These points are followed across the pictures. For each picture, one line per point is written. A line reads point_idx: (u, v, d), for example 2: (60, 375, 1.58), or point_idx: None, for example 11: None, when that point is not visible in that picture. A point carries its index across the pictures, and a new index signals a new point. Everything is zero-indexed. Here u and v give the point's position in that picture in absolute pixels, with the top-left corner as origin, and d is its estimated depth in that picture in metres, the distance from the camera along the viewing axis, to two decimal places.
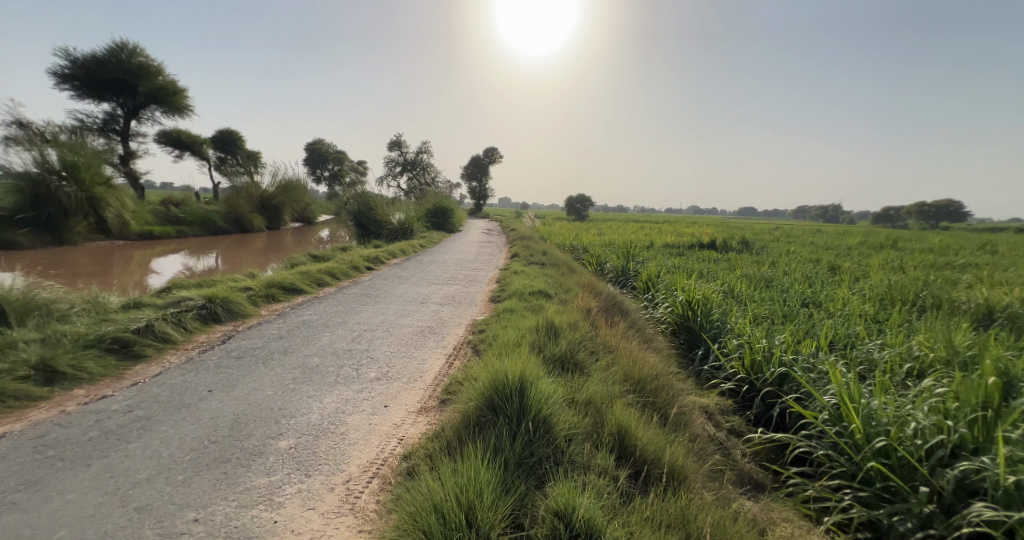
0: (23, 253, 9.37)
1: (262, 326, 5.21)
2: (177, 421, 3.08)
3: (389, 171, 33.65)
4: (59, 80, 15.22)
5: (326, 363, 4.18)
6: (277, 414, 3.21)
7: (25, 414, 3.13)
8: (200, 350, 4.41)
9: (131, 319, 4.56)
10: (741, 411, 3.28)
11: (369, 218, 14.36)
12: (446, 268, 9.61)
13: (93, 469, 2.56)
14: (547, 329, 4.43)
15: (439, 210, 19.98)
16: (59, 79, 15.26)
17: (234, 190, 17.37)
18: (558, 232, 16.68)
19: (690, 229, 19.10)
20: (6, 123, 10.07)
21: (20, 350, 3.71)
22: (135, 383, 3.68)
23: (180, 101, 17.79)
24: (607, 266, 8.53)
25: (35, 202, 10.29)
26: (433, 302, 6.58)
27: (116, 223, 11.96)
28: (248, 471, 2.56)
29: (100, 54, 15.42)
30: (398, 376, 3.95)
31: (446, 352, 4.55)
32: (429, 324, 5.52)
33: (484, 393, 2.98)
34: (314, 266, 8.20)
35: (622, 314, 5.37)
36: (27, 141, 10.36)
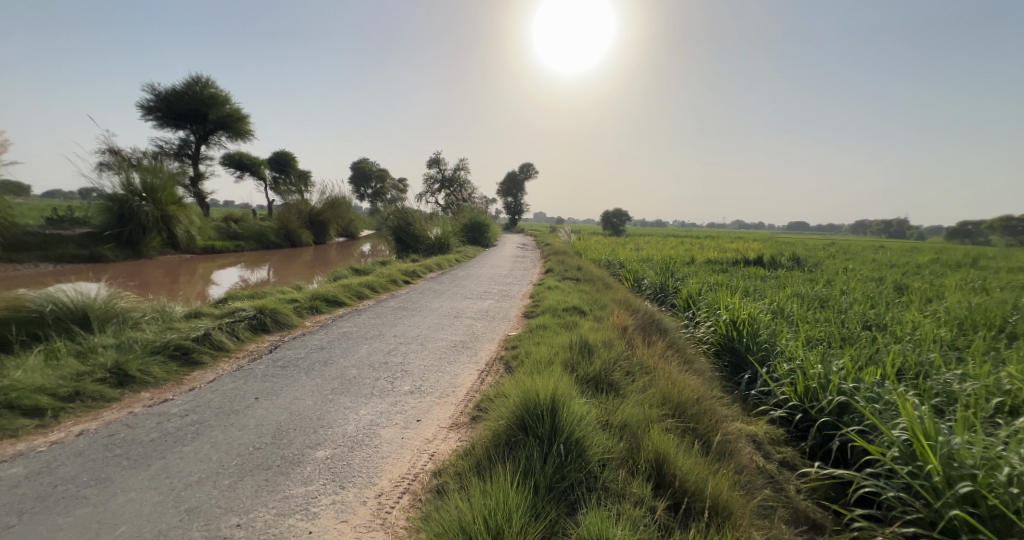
0: (105, 266, 10.26)
1: (305, 337, 5.37)
2: (226, 427, 3.18)
3: (429, 188, 34.52)
4: (144, 111, 16.78)
5: (362, 375, 4.23)
6: (315, 424, 3.25)
7: (99, 414, 3.33)
8: (250, 359, 4.58)
9: (191, 327, 4.81)
10: (794, 442, 3.02)
11: (408, 233, 14.74)
12: (480, 283, 9.65)
13: (152, 470, 2.66)
14: (581, 348, 4.31)
15: (476, 225, 20.22)
16: (144, 111, 16.82)
17: (285, 207, 18.33)
18: (593, 247, 16.49)
19: (737, 244, 18.24)
20: (101, 150, 10.99)
21: (98, 355, 3.98)
22: (192, 388, 3.85)
23: (244, 127, 19.06)
24: (645, 282, 8.29)
25: (120, 220, 11.27)
26: (467, 317, 6.58)
27: (185, 238, 12.86)
28: (287, 480, 2.58)
29: (178, 87, 16.84)
30: (431, 391, 3.93)
31: (478, 368, 4.50)
32: (464, 338, 5.51)
33: (515, 410, 2.91)
34: (356, 280, 8.46)
35: (661, 333, 5.14)
36: (117, 165, 11.22)
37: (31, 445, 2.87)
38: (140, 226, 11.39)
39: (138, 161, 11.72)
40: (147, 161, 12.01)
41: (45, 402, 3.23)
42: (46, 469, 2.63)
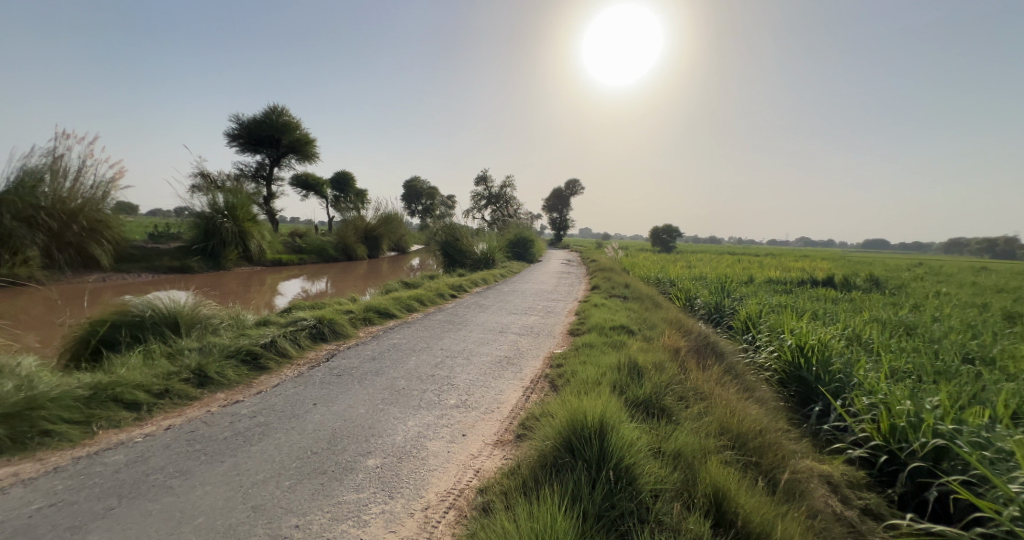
0: (189, 276, 11.23)
1: (359, 347, 5.53)
2: (287, 430, 3.29)
3: (475, 205, 35.22)
4: (229, 139, 18.57)
5: (410, 386, 4.26)
6: (366, 432, 3.29)
7: (183, 411, 3.58)
8: (309, 366, 4.76)
9: (260, 333, 5.10)
10: (880, 488, 2.68)
11: (455, 248, 15.03)
12: (524, 299, 9.60)
13: (224, 466, 2.79)
14: (630, 370, 4.12)
15: (520, 241, 20.30)
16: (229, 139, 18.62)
17: (342, 223, 19.36)
18: (641, 264, 16.00)
19: (801, 263, 16.96)
20: (193, 174, 12.17)
21: (183, 357, 4.30)
22: (260, 391, 4.05)
23: (312, 150, 20.31)
24: (698, 301, 7.90)
25: (206, 235, 12.40)
26: (511, 332, 6.53)
27: (257, 251, 13.84)
28: (340, 485, 2.61)
29: (258, 116, 18.52)
30: (476, 405, 3.88)
31: (523, 385, 4.40)
32: (508, 354, 5.44)
33: (562, 431, 2.80)
34: (406, 293, 8.68)
35: (717, 357, 4.82)
36: (205, 187, 12.38)
37: (129, 436, 3.13)
38: (221, 241, 12.48)
39: (223, 184, 12.90)
40: (229, 183, 13.18)
41: (140, 398, 3.53)
42: (139, 459, 2.84)
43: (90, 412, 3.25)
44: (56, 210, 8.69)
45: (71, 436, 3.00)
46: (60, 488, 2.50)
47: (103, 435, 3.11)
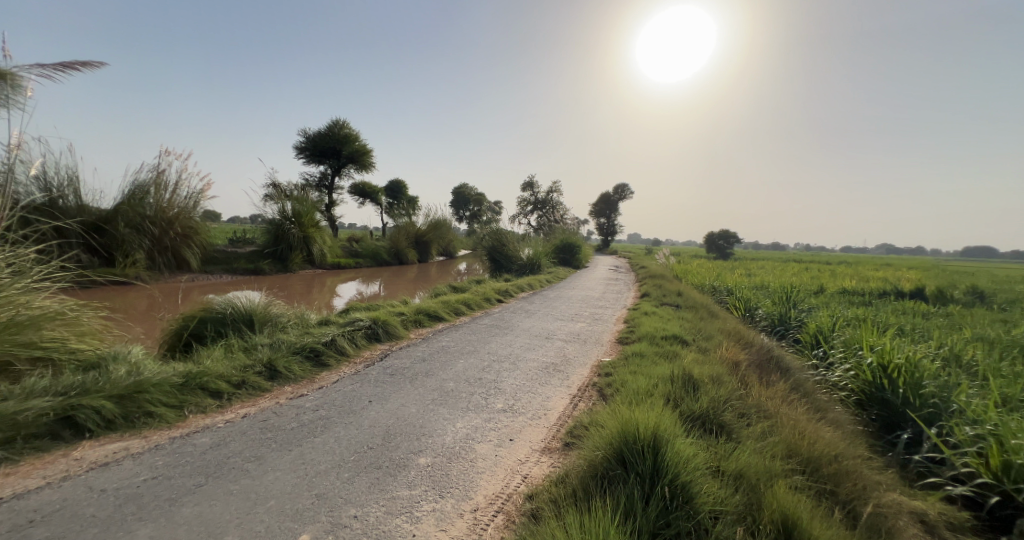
0: (262, 277, 12.17)
1: (409, 348, 5.69)
2: (346, 425, 3.43)
3: (522, 211, 35.41)
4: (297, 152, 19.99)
5: (459, 388, 4.31)
6: (418, 431, 3.36)
7: (257, 402, 3.84)
8: (365, 365, 4.95)
9: (322, 332, 5.38)
10: (988, 533, 2.35)
11: (502, 253, 15.16)
12: (572, 305, 9.47)
13: (292, 454, 2.95)
14: (684, 382, 3.93)
15: (567, 246, 20.12)
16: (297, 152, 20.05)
17: (394, 228, 20.16)
18: (695, 271, 15.32)
19: (878, 273, 15.41)
20: (266, 184, 13.19)
21: (257, 352, 4.62)
22: (322, 386, 4.26)
23: (369, 160, 21.30)
24: (759, 312, 7.41)
25: (275, 240, 13.38)
26: (558, 339, 6.45)
27: (319, 255, 14.69)
28: (394, 481, 2.67)
29: (322, 130, 19.79)
30: (523, 411, 3.86)
31: (571, 393, 4.32)
32: (556, 360, 5.37)
33: (612, 442, 2.70)
34: (454, 297, 8.85)
35: (782, 373, 4.48)
36: (277, 196, 13.38)
37: (213, 421, 3.41)
38: (289, 245, 13.45)
39: (292, 193, 13.85)
40: (297, 192, 14.12)
41: (223, 387, 3.84)
42: (221, 442, 3.08)
43: (183, 397, 3.58)
44: (157, 218, 9.72)
45: (169, 418, 3.33)
46: (160, 463, 2.78)
47: (193, 419, 3.42)
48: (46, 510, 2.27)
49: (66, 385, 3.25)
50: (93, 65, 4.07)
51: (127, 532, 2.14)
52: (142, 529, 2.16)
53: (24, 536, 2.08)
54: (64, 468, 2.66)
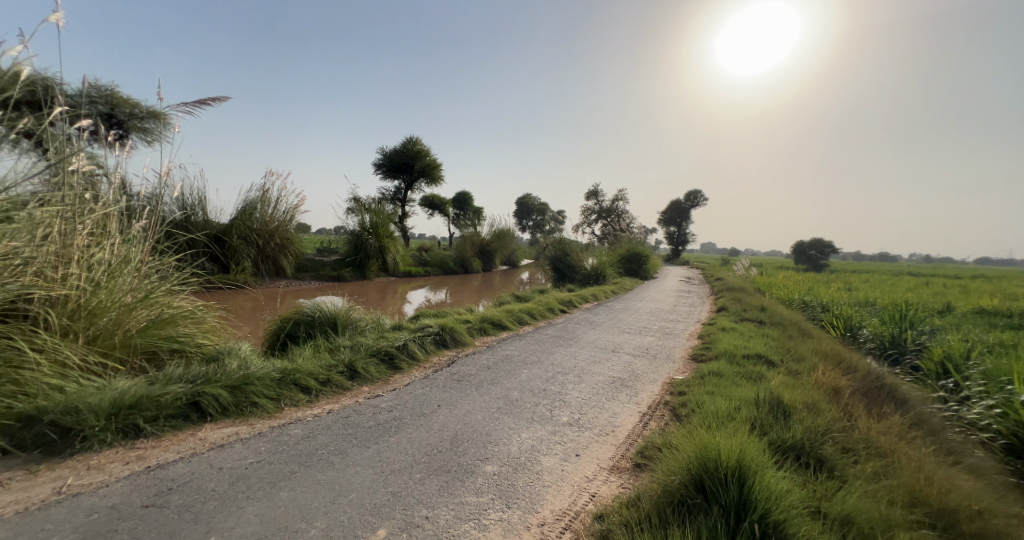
0: (343, 284, 13.15)
1: (475, 355, 5.78)
2: (417, 427, 3.55)
3: (587, 219, 34.97)
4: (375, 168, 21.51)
5: (523, 398, 4.29)
6: (485, 439, 3.38)
7: (339, 399, 4.11)
8: (434, 370, 5.11)
9: (395, 337, 5.65)
10: None
11: (566, 263, 15.04)
12: (639, 317, 9.10)
13: (370, 451, 3.11)
14: (771, 408, 3.58)
15: (635, 256, 19.45)
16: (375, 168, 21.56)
17: (461, 238, 20.83)
18: (782, 284, 14.01)
19: (1019, 289, 13.02)
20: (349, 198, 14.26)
21: (340, 353, 4.96)
22: (395, 388, 4.47)
23: (439, 174, 22.25)
24: (864, 333, 6.57)
25: (355, 250, 14.44)
26: (625, 353, 6.21)
27: (393, 264, 15.56)
28: (462, 486, 2.71)
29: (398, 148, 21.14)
30: (589, 426, 3.74)
31: (640, 410, 4.12)
32: (623, 376, 5.16)
33: (689, 467, 2.53)
34: (517, 306, 8.89)
35: (897, 405, 3.91)
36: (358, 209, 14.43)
37: (304, 414, 3.71)
38: (366, 254, 14.41)
39: (371, 206, 14.88)
40: (375, 205, 15.10)
41: (312, 383, 4.16)
42: (311, 434, 3.33)
43: (280, 390, 3.93)
44: (261, 231, 10.91)
45: (269, 409, 3.67)
46: (263, 448, 3.07)
47: (288, 411, 3.75)
48: (180, 480, 2.61)
49: (192, 375, 3.74)
50: (218, 97, 4.73)
51: (238, 508, 2.37)
52: (250, 507, 2.38)
53: (165, 501, 2.40)
54: (191, 446, 3.03)
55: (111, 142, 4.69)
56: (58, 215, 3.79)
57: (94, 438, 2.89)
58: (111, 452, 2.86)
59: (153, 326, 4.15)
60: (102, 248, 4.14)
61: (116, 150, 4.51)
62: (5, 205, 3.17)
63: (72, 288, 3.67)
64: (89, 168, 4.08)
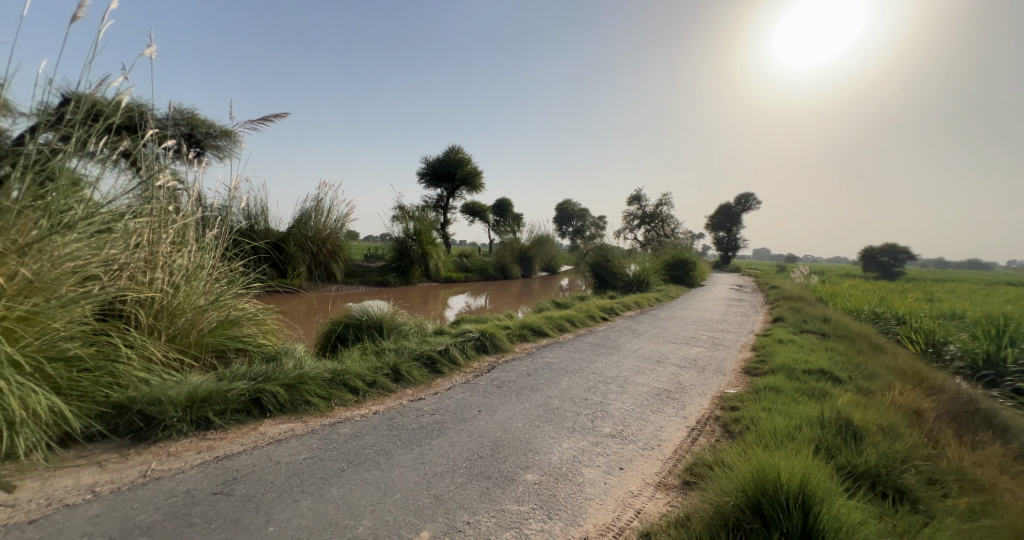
0: (388, 289, 13.57)
1: (515, 361, 5.76)
2: (459, 431, 3.57)
3: (629, 225, 34.24)
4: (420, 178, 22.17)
5: (564, 407, 4.22)
6: (526, 446, 3.34)
7: (385, 401, 4.22)
8: (475, 375, 5.14)
9: (437, 341, 5.74)
10: None
11: (607, 270, 14.77)
12: (686, 327, 8.74)
13: (414, 453, 3.16)
14: (838, 430, 3.30)
15: (681, 263, 18.78)
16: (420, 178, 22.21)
17: (501, 244, 20.99)
18: (845, 292, 13.04)
19: None
20: (395, 207, 14.74)
21: (386, 355, 5.10)
22: (437, 392, 4.53)
23: (480, 181, 22.52)
24: (950, 350, 5.94)
25: (400, 255, 14.87)
26: (671, 363, 5.97)
27: (436, 270, 15.89)
28: (503, 493, 2.68)
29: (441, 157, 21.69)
30: (634, 439, 3.61)
31: (688, 425, 3.94)
32: (670, 387, 4.95)
33: (746, 489, 2.38)
34: (557, 312, 8.80)
35: (993, 433, 3.50)
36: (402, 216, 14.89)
37: (352, 414, 3.83)
38: (410, 260, 14.82)
39: (415, 214, 15.33)
40: (419, 213, 15.53)
41: (360, 384, 4.29)
42: (359, 434, 3.44)
43: (331, 390, 4.09)
44: (315, 238, 11.47)
45: (321, 408, 3.82)
46: (315, 445, 3.19)
47: (338, 410, 3.89)
48: (243, 471, 2.76)
49: (255, 373, 3.97)
50: (282, 114, 5.07)
51: (294, 501, 2.47)
52: (304, 501, 2.47)
53: (230, 490, 2.54)
54: (253, 439, 3.20)
55: (193, 160, 5.13)
56: (149, 226, 4.18)
57: (173, 428, 3.12)
58: (185, 441, 3.08)
59: (222, 327, 4.45)
60: (182, 254, 4.50)
61: (194, 166, 4.92)
62: (108, 218, 3.49)
63: (157, 290, 4.02)
64: (173, 183, 4.48)
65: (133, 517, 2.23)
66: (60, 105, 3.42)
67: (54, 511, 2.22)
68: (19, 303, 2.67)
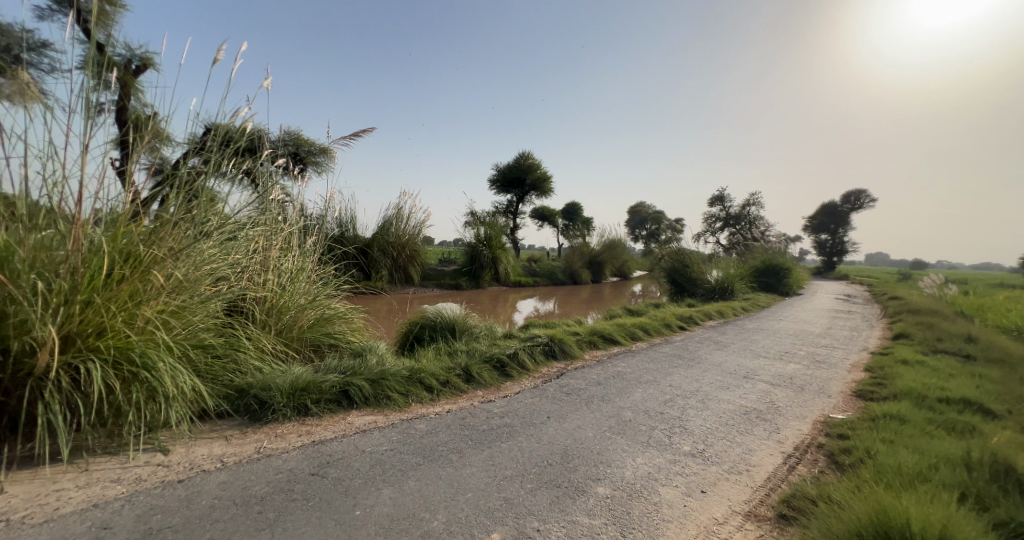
0: (460, 292, 14.14)
1: (585, 369, 5.75)
2: (528, 436, 3.67)
3: (710, 228, 32.31)
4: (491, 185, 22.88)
5: (637, 420, 4.14)
6: (596, 458, 3.34)
7: (457, 400, 4.45)
8: (544, 380, 5.22)
9: (506, 345, 5.91)
10: None
11: (686, 277, 14.10)
12: (782, 340, 8.06)
13: (485, 454, 3.32)
14: (994, 476, 2.88)
15: (773, 269, 17.32)
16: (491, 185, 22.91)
17: (570, 249, 20.93)
18: (992, 306, 11.11)
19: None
20: (466, 214, 15.37)
21: (459, 357, 5.36)
22: (505, 395, 4.68)
23: (549, 186, 22.59)
24: None
25: (471, 260, 15.44)
26: (761, 380, 5.57)
27: (505, 274, 16.24)
28: (573, 504, 2.70)
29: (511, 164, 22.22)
30: (717, 461, 3.42)
31: (784, 451, 3.62)
32: (760, 407, 4.62)
33: (862, 532, 2.18)
34: (630, 320, 8.60)
35: None
36: (472, 222, 15.49)
37: (427, 411, 4.09)
38: (481, 264, 15.33)
39: (484, 220, 15.90)
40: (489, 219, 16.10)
41: (434, 383, 4.57)
42: (433, 430, 3.68)
43: (409, 387, 4.40)
44: (396, 244, 12.28)
45: (399, 403, 4.13)
46: (395, 438, 3.47)
47: (415, 407, 4.17)
48: (334, 456, 3.09)
49: (343, 367, 4.40)
50: (369, 130, 5.55)
51: (376, 489, 2.72)
52: (385, 490, 2.71)
53: (324, 472, 2.87)
54: (343, 428, 3.56)
55: (298, 175, 5.82)
56: (264, 233, 4.83)
57: (279, 411, 3.57)
58: (289, 424, 3.51)
59: (318, 324, 4.99)
60: (287, 258, 5.12)
61: (297, 181, 5.59)
62: (233, 228, 4.07)
63: (268, 290, 4.62)
64: (282, 196, 5.11)
65: (250, 487, 2.61)
66: (204, 134, 4.07)
67: (195, 474, 2.67)
68: (172, 299, 3.14)
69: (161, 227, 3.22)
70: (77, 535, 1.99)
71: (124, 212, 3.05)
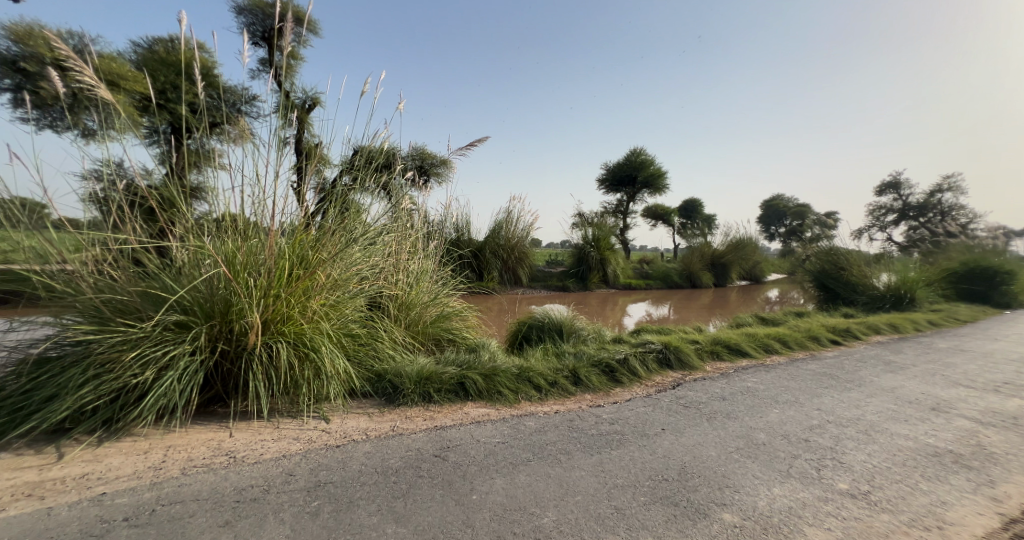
0: (568, 293, 14.25)
1: (706, 381, 5.40)
2: (641, 447, 3.61)
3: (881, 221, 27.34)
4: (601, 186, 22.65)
5: (773, 445, 3.77)
6: (720, 480, 3.15)
7: (566, 401, 4.55)
8: (657, 389, 5.05)
9: (616, 350, 5.84)
10: None
11: (840, 281, 12.27)
12: (1000, 368, 6.39)
13: (595, 458, 3.37)
14: None
15: (978, 272, 13.92)
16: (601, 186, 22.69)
17: (688, 250, 19.64)
18: None
19: None
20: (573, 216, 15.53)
21: (568, 358, 5.46)
22: (615, 401, 4.64)
23: (664, 182, 21.39)
24: None
25: (578, 261, 15.52)
26: (961, 417, 4.54)
27: (614, 275, 15.89)
28: (694, 526, 2.60)
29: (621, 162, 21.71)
30: (893, 509, 2.86)
31: (1000, 510, 2.87)
32: (959, 451, 3.75)
33: None
34: (762, 330, 7.79)
35: None
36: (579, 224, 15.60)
37: (535, 409, 4.27)
38: (589, 266, 15.28)
39: (592, 221, 15.87)
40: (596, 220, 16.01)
41: (542, 382, 4.73)
42: (542, 429, 3.84)
43: (519, 385, 4.62)
44: (507, 246, 12.87)
45: (511, 399, 4.37)
46: (508, 432, 3.70)
47: (526, 404, 4.37)
48: (454, 441, 3.44)
49: (460, 361, 4.82)
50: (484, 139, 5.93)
51: (491, 477, 2.96)
52: (498, 479, 2.94)
53: (445, 455, 3.21)
54: (461, 417, 3.90)
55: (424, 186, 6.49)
56: (398, 238, 5.51)
57: (409, 396, 4.05)
58: (416, 408, 3.96)
59: (439, 320, 5.52)
60: (415, 260, 5.75)
61: (421, 191, 6.27)
62: (372, 234, 4.73)
63: (400, 288, 5.26)
64: (411, 206, 5.77)
65: (387, 459, 3.04)
66: (354, 156, 4.81)
67: (347, 442, 3.18)
68: (331, 295, 3.79)
69: (323, 235, 3.91)
70: (273, 476, 2.55)
71: (299, 223, 3.77)
